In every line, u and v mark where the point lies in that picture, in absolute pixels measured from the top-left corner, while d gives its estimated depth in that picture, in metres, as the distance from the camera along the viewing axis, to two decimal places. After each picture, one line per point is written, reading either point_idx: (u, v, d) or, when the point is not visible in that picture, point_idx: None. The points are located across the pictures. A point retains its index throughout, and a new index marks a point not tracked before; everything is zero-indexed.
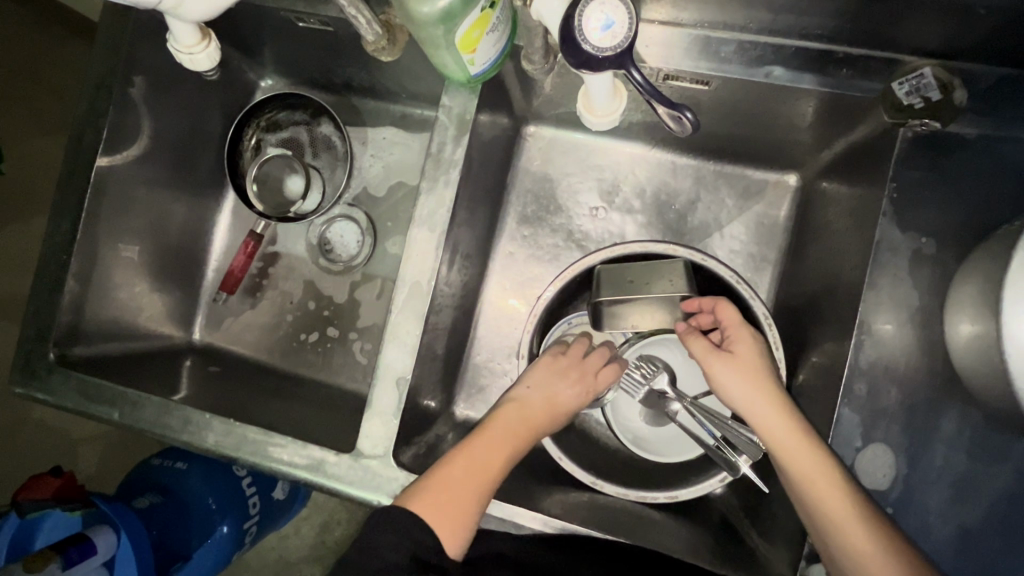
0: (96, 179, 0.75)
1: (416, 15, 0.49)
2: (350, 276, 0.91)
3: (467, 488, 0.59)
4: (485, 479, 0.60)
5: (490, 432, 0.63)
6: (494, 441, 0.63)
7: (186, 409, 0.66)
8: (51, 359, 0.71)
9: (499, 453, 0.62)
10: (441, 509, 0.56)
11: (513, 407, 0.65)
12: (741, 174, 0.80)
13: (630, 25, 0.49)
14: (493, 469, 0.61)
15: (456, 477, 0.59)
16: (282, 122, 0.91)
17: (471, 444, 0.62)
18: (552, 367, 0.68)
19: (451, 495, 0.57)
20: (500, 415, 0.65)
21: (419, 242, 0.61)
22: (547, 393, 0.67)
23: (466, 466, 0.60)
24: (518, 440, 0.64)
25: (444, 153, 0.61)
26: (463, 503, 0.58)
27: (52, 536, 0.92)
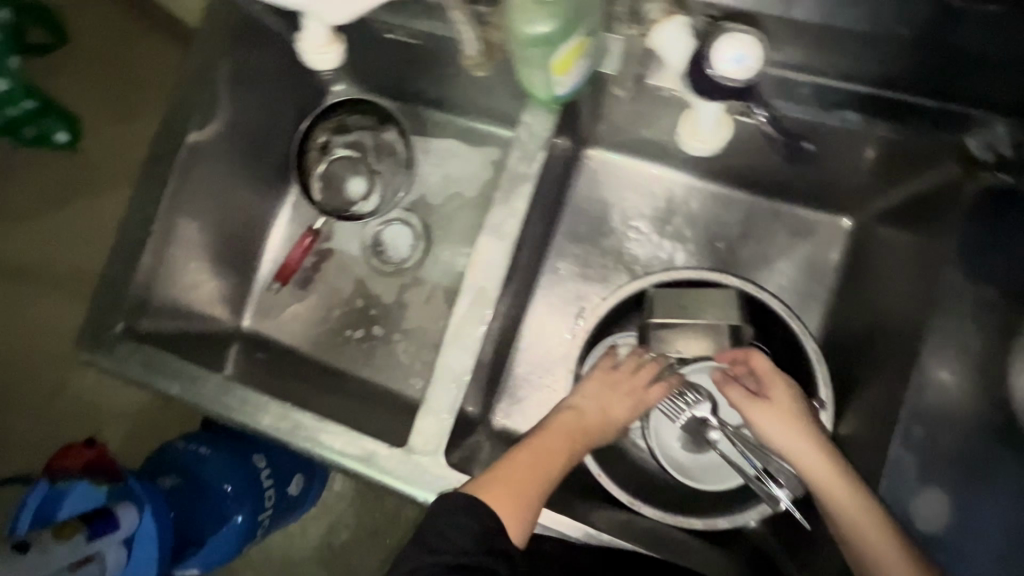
0: (180, 164, 0.78)
1: (519, 35, 0.52)
2: (399, 278, 0.93)
3: (529, 488, 0.60)
4: (544, 484, 0.61)
5: (547, 439, 0.64)
6: (553, 448, 0.64)
7: (245, 390, 0.68)
8: (119, 330, 0.73)
9: (556, 457, 0.63)
10: (507, 505, 0.58)
11: (568, 419, 0.67)
12: (793, 213, 0.82)
13: (760, 57, 0.53)
14: (551, 472, 0.62)
15: (519, 479, 0.60)
16: (349, 125, 0.94)
17: (532, 446, 0.63)
18: (611, 377, 0.70)
19: (516, 493, 0.59)
20: (553, 425, 0.66)
21: (487, 249, 0.63)
22: (603, 407, 0.68)
23: (529, 467, 0.61)
24: (575, 447, 0.65)
25: (518, 167, 0.63)
26: (526, 499, 0.59)
27: (76, 508, 0.89)
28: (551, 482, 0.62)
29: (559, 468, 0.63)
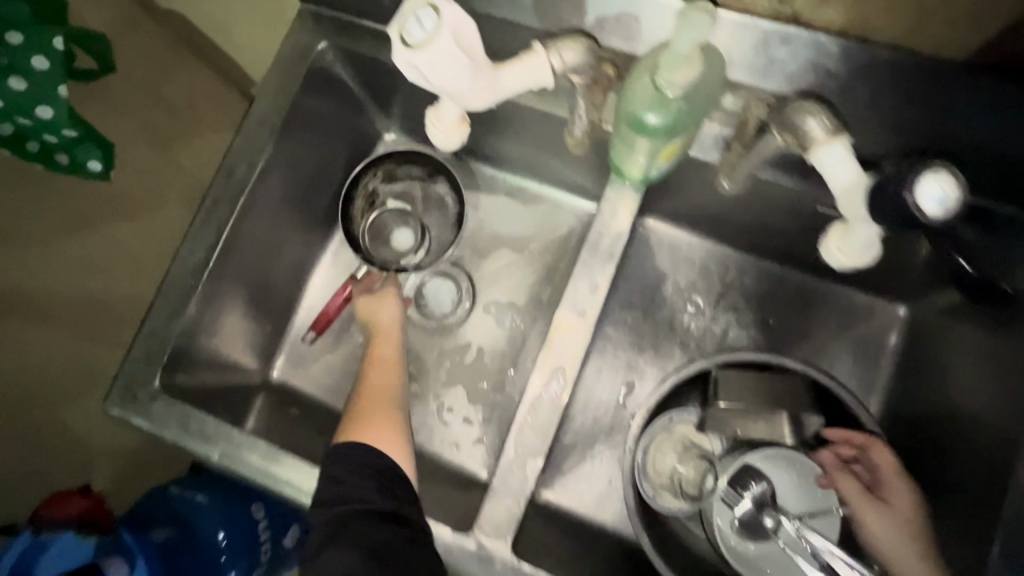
0: (237, 212, 0.75)
1: (624, 116, 0.52)
2: (442, 334, 0.90)
3: (376, 417, 0.66)
4: (392, 410, 0.68)
5: (375, 378, 0.73)
6: (381, 384, 0.72)
7: (293, 459, 0.64)
8: (156, 386, 0.68)
9: (389, 386, 0.72)
10: (381, 436, 0.64)
11: (386, 344, 0.77)
12: (848, 296, 0.82)
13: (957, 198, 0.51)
14: (395, 398, 0.70)
15: (373, 413, 0.67)
16: (399, 175, 0.91)
17: (366, 390, 0.71)
18: (376, 329, 0.78)
19: (374, 426, 0.65)
20: (376, 357, 0.76)
21: (567, 326, 0.61)
22: (390, 333, 0.78)
23: (375, 405, 0.68)
24: (399, 374, 0.74)
25: (602, 244, 0.63)
26: (386, 425, 0.66)
27: (51, 568, 0.86)
28: (399, 407, 0.69)
29: (396, 399, 0.70)
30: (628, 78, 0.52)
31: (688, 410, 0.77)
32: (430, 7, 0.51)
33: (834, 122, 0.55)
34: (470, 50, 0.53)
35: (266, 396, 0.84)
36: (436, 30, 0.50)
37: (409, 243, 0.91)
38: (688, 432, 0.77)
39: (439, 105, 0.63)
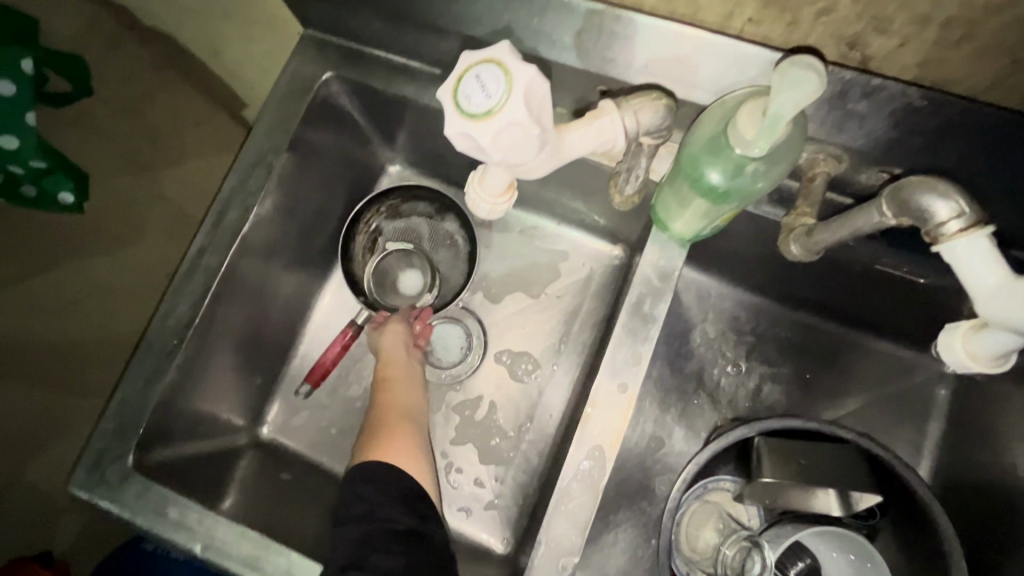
0: (230, 260, 0.66)
1: (684, 161, 0.49)
2: (451, 385, 0.83)
3: (396, 436, 0.65)
4: (412, 430, 0.67)
5: (388, 400, 0.71)
6: (396, 404, 0.70)
7: (291, 553, 0.56)
8: (130, 464, 0.59)
9: (409, 405, 0.71)
10: (401, 458, 0.62)
11: (398, 367, 0.74)
12: (887, 350, 0.77)
13: None
14: (413, 418, 0.69)
15: (391, 435, 0.65)
16: (405, 212, 0.84)
17: (381, 409, 0.69)
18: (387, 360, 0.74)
19: (396, 446, 0.63)
20: (388, 381, 0.72)
21: (604, 398, 0.54)
22: (405, 361, 0.75)
23: (396, 425, 0.67)
24: (415, 396, 0.72)
25: (645, 307, 0.55)
26: (408, 444, 0.64)
27: None
28: (416, 425, 0.68)
29: (414, 417, 0.70)
30: (700, 121, 0.48)
31: (725, 479, 0.70)
32: (496, 66, 0.44)
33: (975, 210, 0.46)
34: (539, 114, 0.46)
35: (254, 459, 0.75)
36: (506, 98, 0.44)
37: (417, 286, 0.84)
38: (723, 501, 0.70)
39: (486, 170, 0.55)
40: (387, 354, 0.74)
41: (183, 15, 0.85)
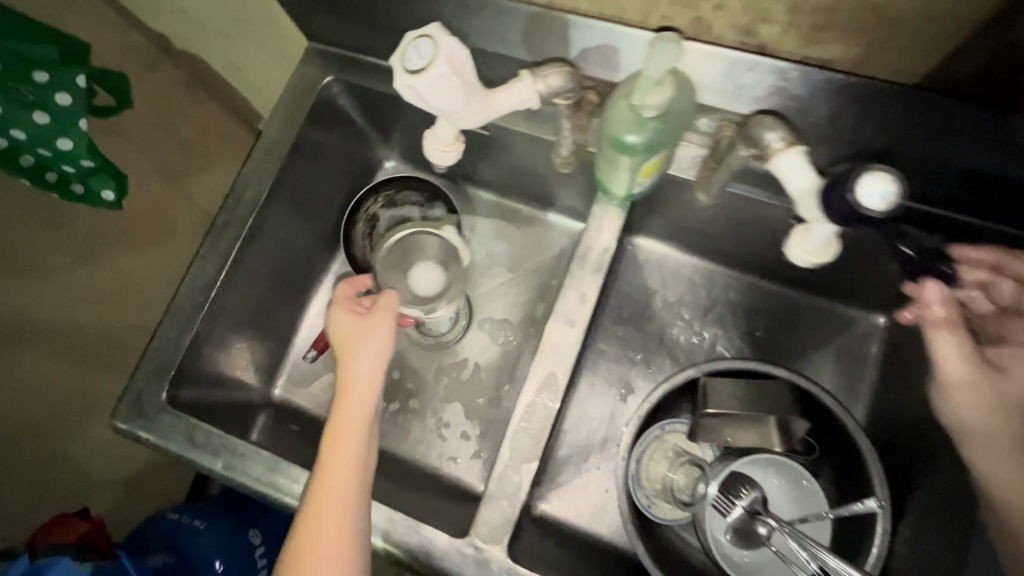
0: (247, 234, 0.78)
1: (608, 136, 0.57)
2: (441, 350, 0.93)
3: (312, 545, 0.56)
4: (344, 527, 0.57)
5: (328, 472, 0.58)
6: (337, 482, 0.58)
7: (295, 469, 0.65)
8: (163, 400, 0.71)
9: (347, 486, 0.58)
10: (337, 555, 0.56)
11: (353, 411, 0.61)
12: (828, 308, 0.86)
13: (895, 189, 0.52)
14: (348, 511, 0.57)
15: (311, 541, 0.56)
16: (400, 201, 0.95)
17: (318, 488, 0.58)
18: (347, 379, 0.63)
19: (310, 564, 0.56)
20: (338, 430, 0.60)
21: (556, 332, 0.64)
22: (365, 404, 0.62)
23: (322, 519, 0.57)
24: (360, 464, 0.59)
25: (590, 257, 0.66)
26: (331, 556, 0.56)
27: None
28: (350, 518, 0.57)
29: (345, 504, 0.58)
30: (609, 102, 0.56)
31: (679, 420, 0.79)
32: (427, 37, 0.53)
33: (791, 133, 0.57)
34: (463, 75, 0.54)
35: (268, 414, 0.86)
36: (432, 59, 0.52)
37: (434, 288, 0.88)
38: (679, 441, 0.80)
39: (434, 128, 0.64)
40: (346, 377, 0.63)
41: (210, 38, 1.00)
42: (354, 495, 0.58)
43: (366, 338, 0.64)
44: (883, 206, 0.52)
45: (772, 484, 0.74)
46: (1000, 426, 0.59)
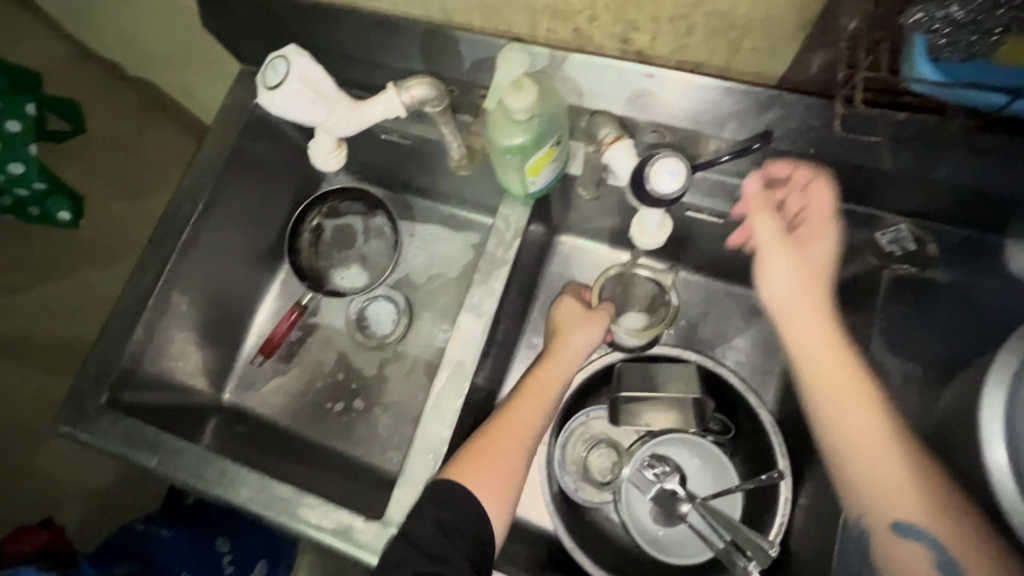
0: (184, 245, 0.83)
1: (497, 144, 0.63)
2: (382, 351, 0.95)
3: (499, 455, 0.63)
4: (522, 449, 0.65)
5: (520, 406, 0.68)
6: (526, 413, 0.67)
7: (223, 461, 0.69)
8: (103, 402, 0.75)
9: (535, 421, 0.67)
10: (477, 481, 0.61)
11: (555, 369, 0.71)
12: (746, 295, 0.87)
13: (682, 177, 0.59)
14: (531, 437, 0.66)
15: (493, 455, 0.63)
16: (343, 210, 0.99)
17: (506, 416, 0.67)
18: (556, 350, 0.73)
19: (489, 468, 0.62)
20: (538, 384, 0.70)
21: (466, 325, 0.70)
22: (565, 365, 0.72)
23: (508, 438, 0.65)
24: (551, 409, 0.69)
25: (497, 253, 0.71)
26: (505, 472, 0.63)
27: None
28: (529, 443, 0.66)
29: (532, 435, 0.67)
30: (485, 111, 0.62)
31: (603, 406, 0.83)
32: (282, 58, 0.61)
33: (620, 128, 0.64)
34: (317, 89, 0.62)
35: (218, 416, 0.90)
36: (284, 76, 0.60)
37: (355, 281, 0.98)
38: (604, 427, 0.83)
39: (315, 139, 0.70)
40: (566, 349, 0.73)
41: (158, 65, 1.05)
42: (540, 428, 0.68)
43: (582, 324, 0.75)
44: (676, 183, 0.59)
45: (689, 461, 0.80)
46: (805, 300, 0.60)
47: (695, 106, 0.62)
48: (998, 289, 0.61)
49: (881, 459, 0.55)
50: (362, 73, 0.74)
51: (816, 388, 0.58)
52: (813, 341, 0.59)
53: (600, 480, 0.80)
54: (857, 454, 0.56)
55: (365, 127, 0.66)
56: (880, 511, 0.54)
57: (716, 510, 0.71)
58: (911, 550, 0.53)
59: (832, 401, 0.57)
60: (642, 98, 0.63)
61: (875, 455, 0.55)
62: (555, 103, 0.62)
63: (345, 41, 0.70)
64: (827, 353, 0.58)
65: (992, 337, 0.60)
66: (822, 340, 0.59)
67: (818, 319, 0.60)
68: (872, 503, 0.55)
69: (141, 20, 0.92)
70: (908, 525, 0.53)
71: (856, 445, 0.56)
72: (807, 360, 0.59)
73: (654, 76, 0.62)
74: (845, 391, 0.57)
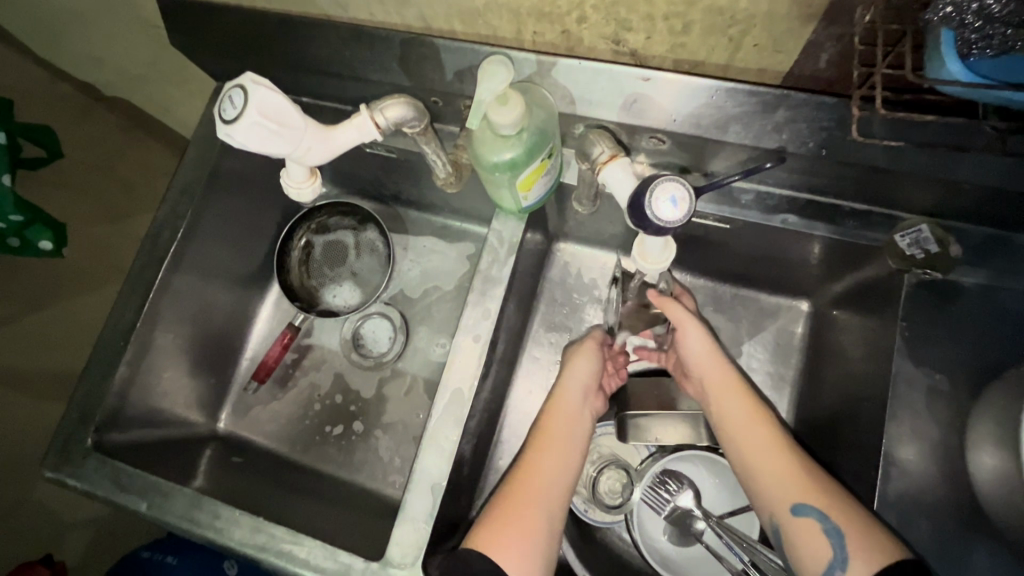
0: (164, 275, 0.79)
1: (485, 162, 0.59)
2: (379, 371, 0.90)
3: (517, 513, 0.59)
4: (542, 502, 0.61)
5: (535, 456, 0.65)
6: (544, 461, 0.64)
7: (215, 504, 0.67)
8: (88, 444, 0.72)
9: (552, 465, 0.64)
10: (504, 543, 0.57)
11: (562, 412, 0.69)
12: (755, 298, 0.83)
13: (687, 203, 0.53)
14: (552, 487, 0.62)
15: (510, 512, 0.59)
16: (332, 226, 0.92)
17: (522, 471, 0.63)
18: (560, 393, 0.70)
19: (513, 526, 0.58)
20: (548, 427, 0.67)
21: (463, 350, 0.66)
22: (574, 408, 0.69)
23: (525, 491, 0.61)
24: (571, 453, 0.66)
25: (492, 271, 0.68)
26: (528, 525, 0.59)
27: None
28: (552, 493, 0.62)
29: (551, 482, 0.63)
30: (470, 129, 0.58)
31: (610, 422, 0.80)
32: (237, 86, 0.53)
33: (615, 145, 0.59)
34: (280, 120, 0.55)
35: (214, 447, 0.87)
36: (244, 107, 0.53)
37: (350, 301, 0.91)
38: (612, 444, 0.80)
39: (285, 167, 0.65)
40: (566, 389, 0.70)
41: (132, 82, 1.01)
42: (560, 476, 0.64)
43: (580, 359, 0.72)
44: (680, 211, 0.53)
45: (703, 478, 0.75)
46: (716, 364, 0.68)
47: (695, 109, 0.57)
48: (1017, 290, 0.60)
49: (787, 469, 0.59)
50: (341, 86, 0.70)
51: (733, 432, 0.64)
52: (713, 375, 0.67)
53: (610, 503, 0.76)
54: (763, 469, 0.60)
55: (339, 152, 0.61)
56: (780, 502, 0.58)
57: (733, 530, 0.68)
58: (808, 530, 0.55)
59: (756, 447, 0.62)
60: (638, 103, 0.58)
61: (773, 462, 0.60)
62: (541, 114, 0.58)
63: (319, 54, 0.66)
64: (739, 402, 0.65)
65: (1014, 341, 0.58)
66: (736, 394, 0.65)
67: (725, 374, 0.67)
68: (774, 500, 0.58)
69: (109, 38, 0.88)
70: (803, 507, 0.56)
71: (757, 458, 0.61)
72: (726, 413, 0.65)
73: (650, 79, 0.57)
74: (747, 420, 0.63)
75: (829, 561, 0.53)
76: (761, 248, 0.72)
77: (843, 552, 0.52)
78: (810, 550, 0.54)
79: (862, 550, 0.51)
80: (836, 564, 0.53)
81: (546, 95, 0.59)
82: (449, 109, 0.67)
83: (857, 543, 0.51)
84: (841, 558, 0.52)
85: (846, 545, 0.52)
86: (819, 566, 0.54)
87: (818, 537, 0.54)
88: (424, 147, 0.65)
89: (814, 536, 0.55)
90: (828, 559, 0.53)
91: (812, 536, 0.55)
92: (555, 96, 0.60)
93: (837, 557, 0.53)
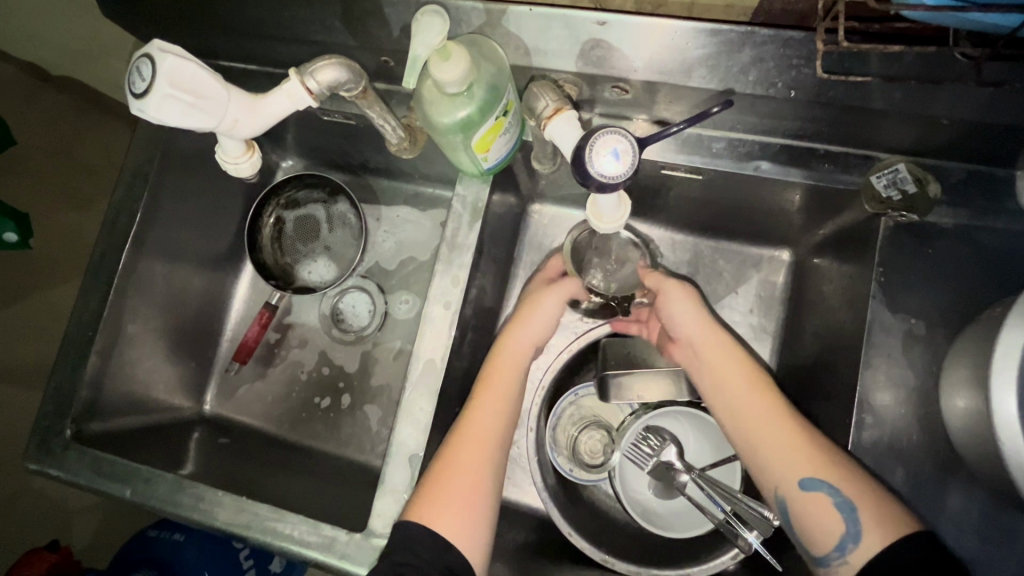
0: (127, 262, 0.77)
1: (438, 123, 0.57)
2: (361, 345, 0.88)
3: (462, 473, 0.60)
4: (485, 461, 0.62)
5: (479, 409, 0.64)
6: (487, 416, 0.64)
7: (198, 487, 0.68)
8: (68, 436, 0.72)
9: (496, 425, 0.64)
10: (448, 514, 0.57)
11: (506, 373, 0.67)
12: (738, 250, 0.81)
13: (630, 146, 0.50)
14: (495, 449, 0.63)
15: (458, 474, 0.60)
16: (301, 200, 0.89)
17: (464, 426, 0.63)
18: (509, 341, 0.68)
19: (454, 497, 0.58)
20: (490, 383, 0.66)
21: (434, 320, 0.65)
22: (520, 358, 0.68)
23: (471, 454, 0.61)
24: (504, 411, 0.64)
25: (458, 239, 0.66)
26: (472, 485, 0.60)
27: None
28: (494, 451, 0.62)
29: (490, 436, 0.63)
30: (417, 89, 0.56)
31: (591, 383, 0.80)
32: (145, 55, 0.50)
33: (561, 99, 0.57)
34: (195, 91, 0.52)
35: (200, 431, 0.87)
36: (151, 80, 0.50)
37: (323, 277, 0.88)
38: (594, 405, 0.80)
39: (218, 143, 0.62)
40: (515, 343, 0.68)
41: (77, 60, 0.96)
42: (498, 429, 0.64)
43: (537, 309, 0.69)
44: (623, 164, 0.50)
45: (685, 430, 0.76)
46: (718, 338, 0.65)
47: (658, 54, 0.54)
48: (998, 229, 0.58)
49: (798, 442, 0.57)
50: (286, 52, 0.66)
51: (734, 398, 0.62)
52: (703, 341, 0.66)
53: (591, 462, 0.78)
54: (766, 445, 0.59)
55: (272, 124, 0.59)
56: (788, 475, 0.57)
57: (716, 482, 0.69)
58: (819, 504, 0.54)
59: (762, 420, 0.60)
60: (597, 50, 0.55)
61: (776, 438, 0.59)
62: (491, 68, 0.55)
63: (257, 18, 0.62)
64: (727, 364, 0.64)
65: (991, 283, 0.57)
66: (736, 372, 0.63)
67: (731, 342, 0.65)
68: (779, 475, 0.57)
69: (42, 10, 0.83)
70: (813, 482, 0.55)
71: (757, 429, 0.60)
72: (726, 383, 0.63)
73: (606, 22, 0.53)
74: (745, 391, 0.62)
75: (840, 534, 0.53)
76: (734, 196, 0.70)
77: (855, 525, 0.52)
78: (821, 524, 0.54)
79: (873, 522, 0.51)
80: (847, 537, 0.52)
81: (496, 48, 0.56)
82: (402, 69, 0.64)
83: (869, 515, 0.51)
84: (853, 532, 0.52)
85: (858, 518, 0.52)
86: (830, 541, 0.53)
87: (828, 511, 0.54)
88: (367, 110, 0.62)
89: (824, 509, 0.54)
90: (839, 532, 0.53)
91: (823, 510, 0.54)
92: (508, 49, 0.57)
93: (848, 530, 0.52)
